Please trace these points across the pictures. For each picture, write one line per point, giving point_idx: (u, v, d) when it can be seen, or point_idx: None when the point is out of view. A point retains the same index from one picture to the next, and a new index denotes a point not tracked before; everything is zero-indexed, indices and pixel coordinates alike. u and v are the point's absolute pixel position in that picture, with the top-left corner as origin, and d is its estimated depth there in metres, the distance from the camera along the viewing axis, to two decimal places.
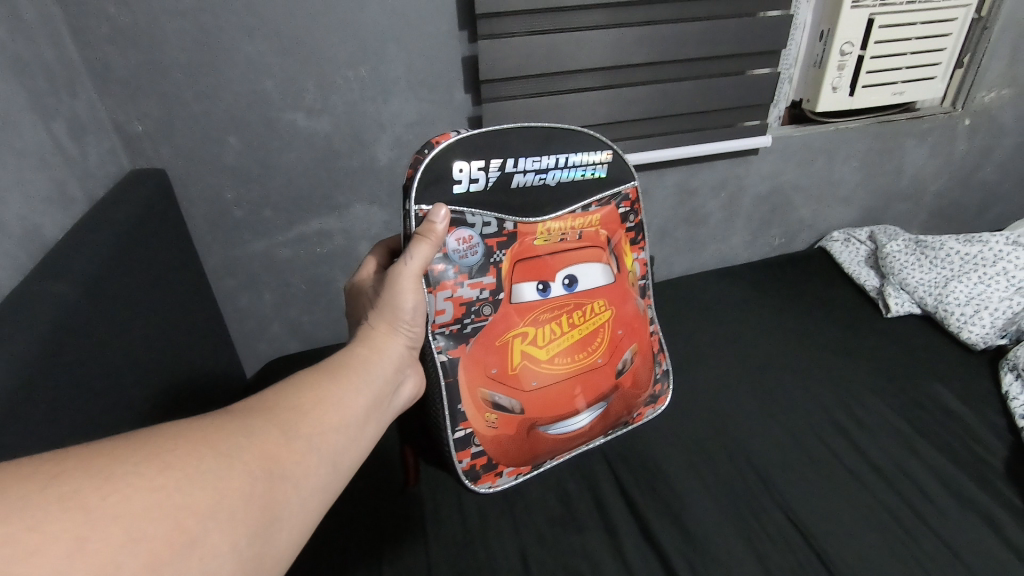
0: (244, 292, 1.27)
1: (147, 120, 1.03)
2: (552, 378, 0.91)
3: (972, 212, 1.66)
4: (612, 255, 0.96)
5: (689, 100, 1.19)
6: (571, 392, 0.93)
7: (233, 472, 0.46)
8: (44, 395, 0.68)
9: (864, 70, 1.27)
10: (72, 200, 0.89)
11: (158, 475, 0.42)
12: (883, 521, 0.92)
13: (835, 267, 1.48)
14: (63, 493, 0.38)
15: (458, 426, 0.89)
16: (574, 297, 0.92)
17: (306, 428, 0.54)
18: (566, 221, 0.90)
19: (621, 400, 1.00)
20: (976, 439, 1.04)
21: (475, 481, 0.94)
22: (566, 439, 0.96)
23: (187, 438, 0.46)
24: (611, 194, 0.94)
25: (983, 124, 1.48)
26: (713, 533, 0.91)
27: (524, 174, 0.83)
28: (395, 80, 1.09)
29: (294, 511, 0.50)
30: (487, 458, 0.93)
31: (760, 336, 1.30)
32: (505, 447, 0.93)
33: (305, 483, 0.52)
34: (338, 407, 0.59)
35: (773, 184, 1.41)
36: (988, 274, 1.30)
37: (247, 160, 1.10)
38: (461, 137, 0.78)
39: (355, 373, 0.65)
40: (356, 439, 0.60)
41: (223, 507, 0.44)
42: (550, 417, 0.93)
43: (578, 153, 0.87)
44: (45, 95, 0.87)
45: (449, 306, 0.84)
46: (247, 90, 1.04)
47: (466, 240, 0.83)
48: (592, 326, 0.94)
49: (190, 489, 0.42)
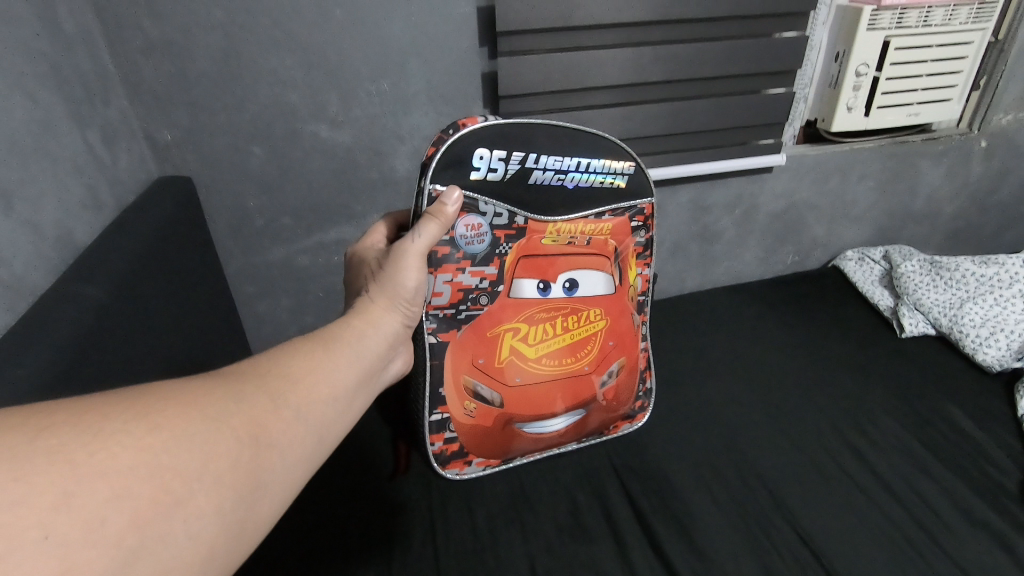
0: (262, 298, 1.29)
1: (175, 129, 1.06)
2: (536, 377, 0.95)
3: (989, 234, 1.65)
4: (617, 266, 0.97)
5: (705, 118, 1.20)
6: (552, 395, 0.96)
7: (219, 436, 0.48)
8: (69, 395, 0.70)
9: (880, 90, 1.28)
10: (102, 205, 0.92)
11: (145, 434, 0.43)
12: (894, 541, 0.91)
13: (849, 286, 1.48)
14: (50, 446, 0.39)
15: (437, 409, 0.94)
16: (571, 302, 0.95)
17: (294, 398, 0.56)
18: (578, 224, 0.92)
19: (601, 410, 1.03)
20: (990, 462, 1.03)
21: (444, 465, 0.99)
22: (540, 438, 1.00)
23: (177, 401, 0.47)
24: (626, 206, 0.96)
25: (1000, 146, 1.48)
26: (722, 549, 0.90)
27: (543, 170, 0.84)
28: (415, 94, 1.11)
29: (278, 476, 0.52)
30: (460, 445, 0.98)
31: (772, 353, 1.30)
32: (481, 436, 0.97)
33: (291, 450, 0.54)
34: (328, 379, 0.61)
35: (787, 202, 1.42)
36: (1004, 296, 1.29)
37: (270, 169, 1.13)
38: (487, 124, 0.79)
39: (346, 346, 0.67)
40: (343, 410, 0.62)
41: (208, 469, 0.46)
42: (528, 415, 0.97)
43: (600, 158, 0.88)
44: (81, 103, 0.90)
45: (447, 290, 0.86)
46: (273, 102, 1.07)
47: (475, 228, 0.85)
48: (584, 333, 0.96)
49: (176, 451, 0.44)
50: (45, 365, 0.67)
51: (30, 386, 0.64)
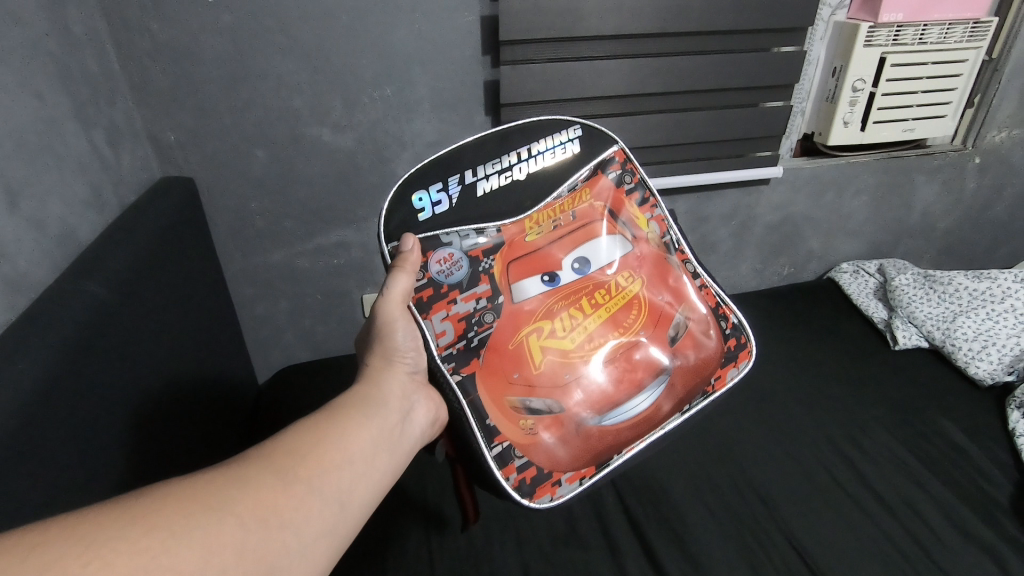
0: (261, 300, 1.30)
1: (179, 131, 1.07)
2: (585, 366, 0.83)
3: (982, 248, 1.67)
4: (618, 223, 0.88)
5: (703, 130, 1.22)
6: (613, 377, 0.83)
7: (222, 525, 0.45)
8: (69, 393, 0.70)
9: (875, 106, 1.30)
10: (106, 204, 0.92)
11: (141, 536, 0.41)
12: (885, 552, 0.92)
13: (843, 298, 1.49)
14: (40, 565, 0.37)
15: (493, 441, 0.80)
16: (589, 279, 0.85)
17: (305, 471, 0.54)
18: (555, 206, 0.85)
19: (683, 370, 0.86)
20: (982, 475, 1.04)
21: (532, 497, 0.81)
22: (629, 424, 0.84)
23: (176, 495, 0.45)
24: (594, 166, 0.88)
25: (994, 163, 1.50)
26: (717, 560, 0.91)
27: (486, 178, 0.82)
28: (418, 100, 1.13)
29: (297, 558, 0.49)
30: (538, 468, 0.82)
31: (767, 364, 1.31)
32: (557, 452, 0.82)
33: (309, 528, 0.51)
34: (339, 447, 0.59)
35: (783, 215, 1.43)
36: (996, 311, 1.30)
37: (271, 172, 1.14)
38: (411, 172, 0.80)
39: (356, 410, 0.66)
40: (363, 477, 0.59)
41: (212, 564, 0.43)
42: (599, 407, 0.82)
43: (539, 143, 0.84)
44: (87, 103, 0.91)
45: (447, 325, 0.80)
46: (277, 106, 1.08)
47: (448, 258, 0.80)
48: (620, 302, 0.85)
49: (178, 548, 0.42)
50: (47, 362, 0.67)
51: (31, 383, 0.64)
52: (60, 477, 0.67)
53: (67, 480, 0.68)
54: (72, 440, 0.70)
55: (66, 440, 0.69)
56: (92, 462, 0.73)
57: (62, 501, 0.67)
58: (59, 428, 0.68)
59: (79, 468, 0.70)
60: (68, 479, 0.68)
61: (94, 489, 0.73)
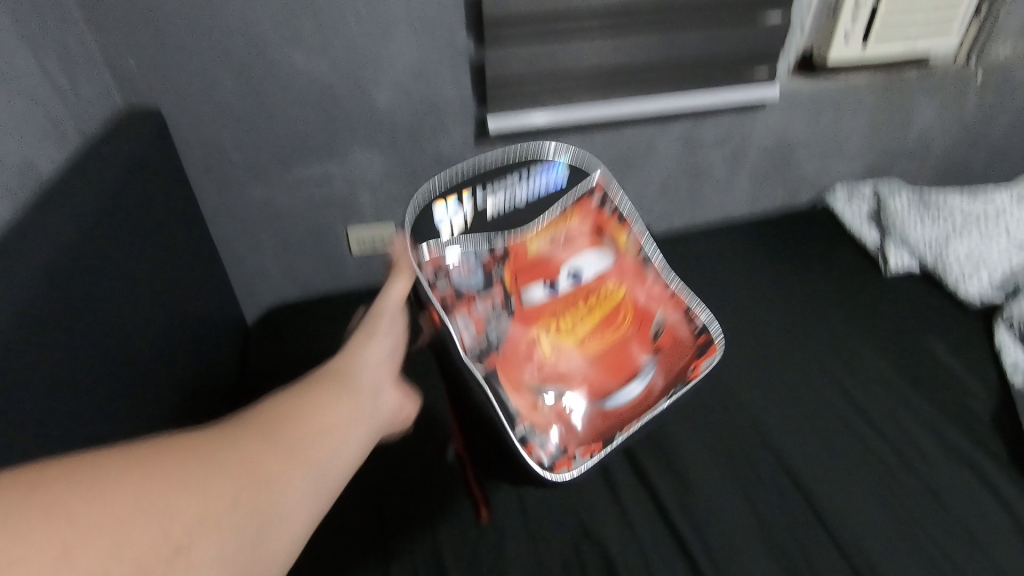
0: (244, 238, 1.26)
1: (139, 56, 0.99)
2: (579, 355, 0.76)
3: (979, 168, 1.64)
4: (606, 240, 0.82)
5: (698, 47, 1.15)
6: (607, 364, 0.76)
7: (217, 475, 0.45)
8: (55, 333, 0.68)
9: (880, 14, 1.24)
10: (65, 136, 0.87)
11: (139, 479, 0.41)
12: (871, 467, 0.95)
13: (838, 226, 1.47)
14: (37, 500, 0.36)
15: (517, 423, 0.69)
16: (580, 287, 0.79)
17: (291, 430, 0.54)
18: (546, 230, 0.80)
19: (677, 356, 0.78)
20: (967, 394, 1.06)
21: (553, 465, 0.68)
22: (629, 411, 0.74)
23: (177, 442, 0.45)
24: (581, 192, 0.83)
25: (998, 78, 1.44)
26: (709, 482, 0.93)
27: (495, 195, 0.78)
28: (396, 18, 1.05)
29: (280, 524, 0.48)
30: (558, 450, 0.70)
31: (759, 290, 1.30)
32: (562, 436, 0.72)
33: (294, 487, 0.50)
34: (320, 411, 0.58)
35: (780, 137, 1.39)
36: (989, 231, 1.27)
37: (242, 100, 1.07)
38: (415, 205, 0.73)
39: (330, 384, 0.63)
40: (343, 445, 0.57)
41: (208, 514, 0.42)
42: (593, 394, 0.74)
43: (541, 175, 0.80)
44: (30, 25, 0.84)
45: (470, 322, 0.72)
46: (242, 26, 1.00)
47: (461, 265, 0.74)
48: (612, 303, 0.79)
49: (174, 495, 0.41)
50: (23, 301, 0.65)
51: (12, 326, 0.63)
52: (54, 417, 0.66)
53: (62, 421, 0.67)
54: (64, 380, 0.68)
55: (57, 381, 0.67)
56: (86, 402, 0.72)
57: (57, 440, 0.66)
58: (50, 369, 0.66)
59: (74, 408, 0.70)
60: (63, 418, 0.68)
61: (91, 427, 0.72)
